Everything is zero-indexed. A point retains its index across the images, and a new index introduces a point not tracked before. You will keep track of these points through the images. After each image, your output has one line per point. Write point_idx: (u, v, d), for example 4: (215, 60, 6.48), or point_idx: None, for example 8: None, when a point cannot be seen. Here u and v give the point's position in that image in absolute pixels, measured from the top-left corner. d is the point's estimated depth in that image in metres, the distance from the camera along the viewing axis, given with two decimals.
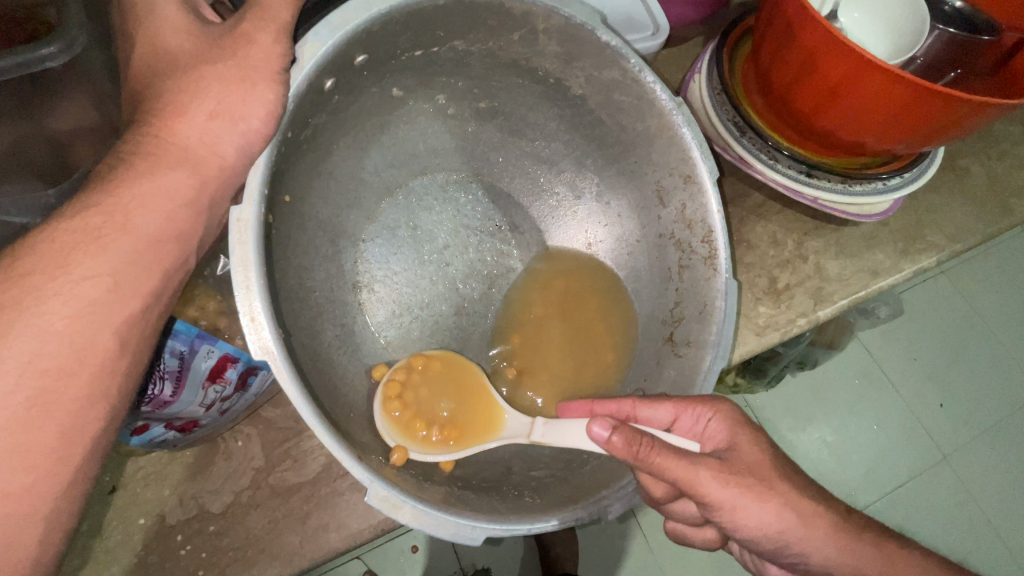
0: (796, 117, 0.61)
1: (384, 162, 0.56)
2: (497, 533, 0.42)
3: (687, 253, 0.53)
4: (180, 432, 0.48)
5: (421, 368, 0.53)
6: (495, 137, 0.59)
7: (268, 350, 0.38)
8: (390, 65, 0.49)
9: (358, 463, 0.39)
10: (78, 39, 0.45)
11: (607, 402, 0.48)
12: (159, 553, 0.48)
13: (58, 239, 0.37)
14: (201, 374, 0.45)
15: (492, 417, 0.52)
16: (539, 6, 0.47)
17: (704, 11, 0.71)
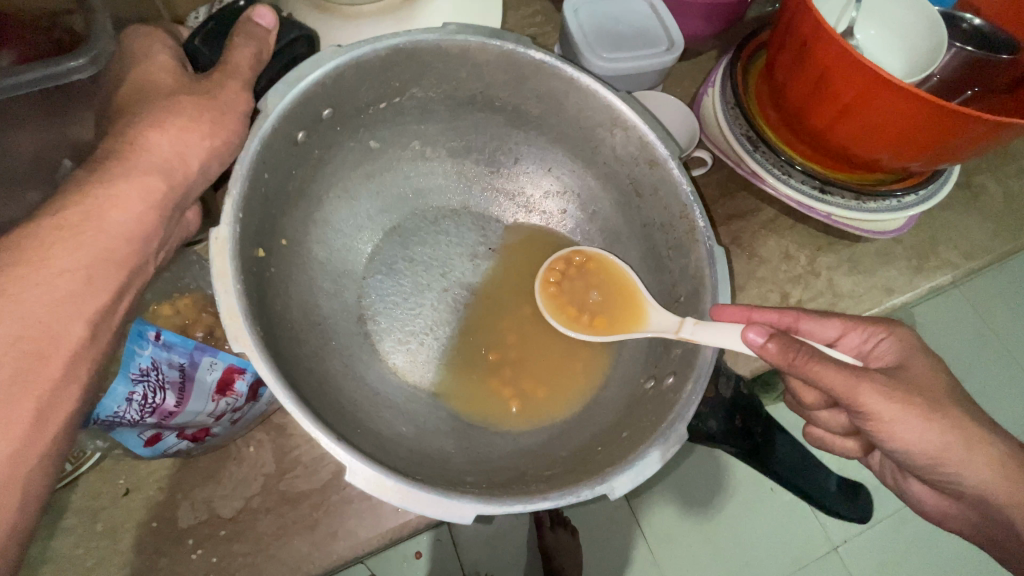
0: (809, 131, 0.61)
1: (376, 207, 0.58)
2: (488, 513, 0.39)
3: (673, 235, 0.52)
4: (192, 441, 0.48)
5: (579, 263, 0.58)
6: (473, 172, 0.61)
7: (244, 342, 0.39)
8: (361, 118, 0.53)
9: (339, 443, 0.39)
10: (105, 50, 0.45)
11: (768, 312, 0.50)
12: (168, 558, 0.48)
13: (57, 236, 0.38)
14: (205, 385, 0.46)
15: (635, 313, 0.54)
16: (472, 41, 0.50)
17: (717, 26, 0.71)
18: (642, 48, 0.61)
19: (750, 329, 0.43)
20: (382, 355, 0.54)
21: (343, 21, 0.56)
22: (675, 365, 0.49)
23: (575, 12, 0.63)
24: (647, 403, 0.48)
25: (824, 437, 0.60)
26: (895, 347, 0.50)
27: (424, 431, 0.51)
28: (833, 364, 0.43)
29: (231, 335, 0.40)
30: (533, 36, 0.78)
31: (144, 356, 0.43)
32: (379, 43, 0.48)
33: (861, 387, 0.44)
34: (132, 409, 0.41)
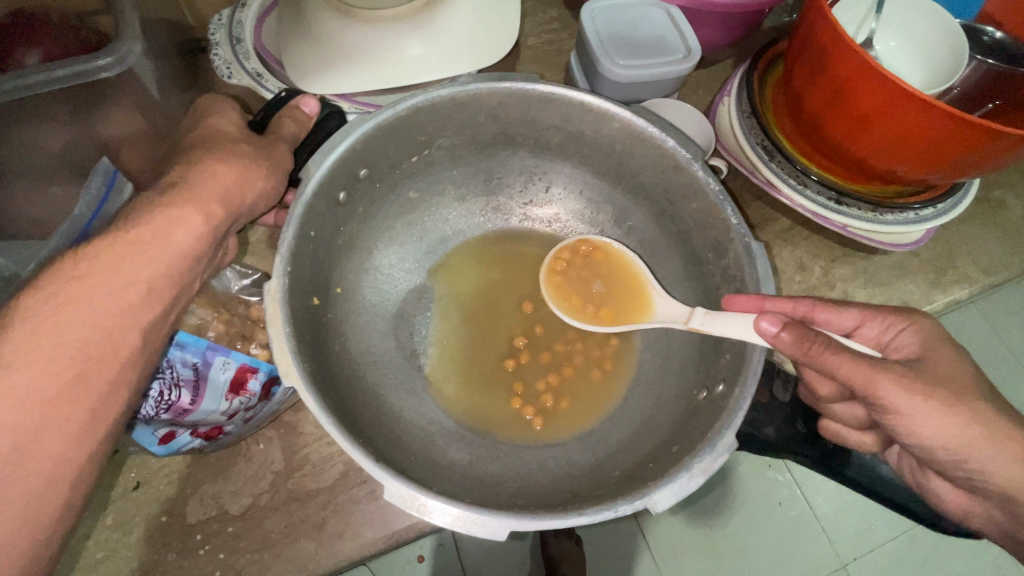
0: (827, 143, 0.61)
1: (420, 252, 0.61)
2: (516, 528, 0.37)
3: (711, 236, 0.51)
4: (205, 440, 0.48)
5: (585, 252, 0.60)
6: (497, 203, 0.64)
7: (292, 374, 0.40)
8: (397, 172, 0.56)
9: (373, 461, 0.37)
10: (133, 50, 0.47)
11: (784, 300, 0.48)
12: (177, 553, 0.49)
13: (111, 245, 0.38)
14: (220, 384, 0.47)
15: (644, 303, 0.57)
16: (485, 89, 0.52)
17: (734, 34, 0.71)
18: (656, 57, 0.61)
19: (762, 318, 0.43)
20: (438, 385, 0.56)
21: (363, 24, 0.56)
22: (724, 375, 0.47)
23: (592, 19, 0.63)
24: (696, 416, 0.46)
25: (839, 429, 0.55)
26: (918, 333, 0.48)
27: (478, 458, 0.51)
28: (846, 356, 0.43)
29: (283, 370, 0.40)
30: (549, 42, 0.78)
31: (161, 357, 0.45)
32: (399, 105, 0.50)
33: (876, 378, 0.43)
34: (148, 406, 0.43)
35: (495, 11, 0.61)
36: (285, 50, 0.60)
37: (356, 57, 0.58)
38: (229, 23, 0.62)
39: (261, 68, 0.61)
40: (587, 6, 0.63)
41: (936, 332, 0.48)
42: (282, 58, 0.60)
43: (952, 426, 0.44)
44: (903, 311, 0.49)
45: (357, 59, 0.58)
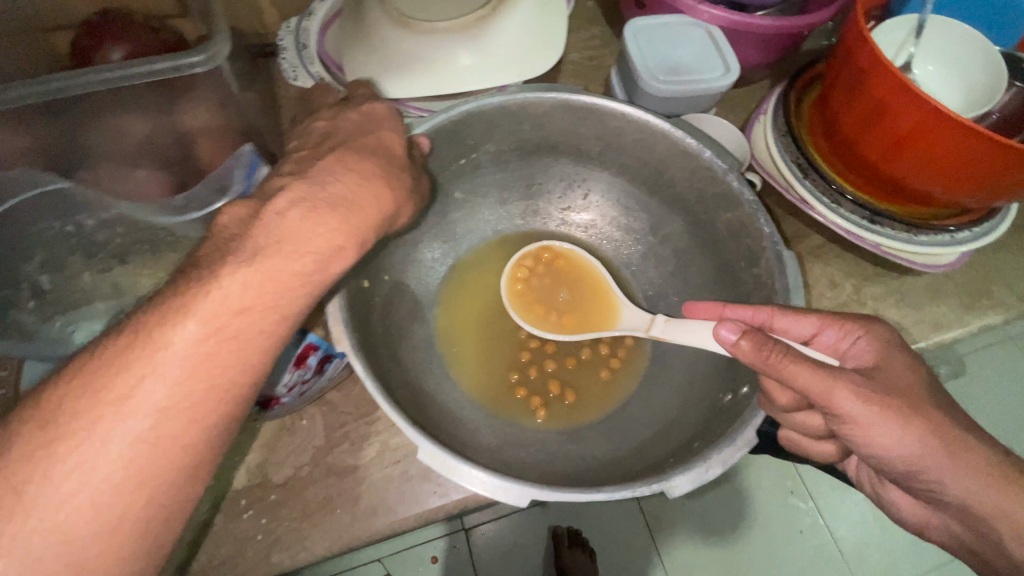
0: (862, 162, 0.62)
1: (459, 249, 0.64)
2: (543, 498, 0.38)
3: (743, 245, 0.53)
4: (262, 406, 0.50)
5: (546, 260, 0.65)
6: (534, 207, 0.67)
7: (341, 342, 0.43)
8: (444, 173, 0.59)
9: (410, 424, 0.40)
10: (222, 51, 0.49)
11: (739, 308, 0.49)
12: (222, 515, 0.52)
13: (273, 271, 0.35)
14: (288, 360, 0.47)
15: (607, 310, 0.62)
16: (531, 97, 0.55)
17: (772, 54, 0.73)
18: (695, 73, 0.63)
19: (721, 326, 0.44)
20: (465, 372, 0.58)
21: (420, 34, 0.60)
22: (752, 376, 0.49)
23: (636, 36, 0.66)
24: (721, 416, 0.48)
25: (799, 440, 0.55)
26: (872, 340, 0.47)
27: (506, 444, 0.53)
28: (802, 364, 0.42)
29: (336, 339, 0.43)
30: (589, 58, 0.82)
31: None
32: (453, 110, 0.54)
33: (833, 386, 0.42)
34: None
35: (543, 26, 0.65)
36: (346, 56, 0.64)
37: (411, 65, 0.62)
38: (297, 30, 0.67)
39: (323, 72, 0.65)
40: (631, 23, 0.66)
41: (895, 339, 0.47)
42: (342, 64, 0.65)
43: (912, 438, 0.43)
44: (859, 318, 0.48)
45: (413, 67, 0.62)
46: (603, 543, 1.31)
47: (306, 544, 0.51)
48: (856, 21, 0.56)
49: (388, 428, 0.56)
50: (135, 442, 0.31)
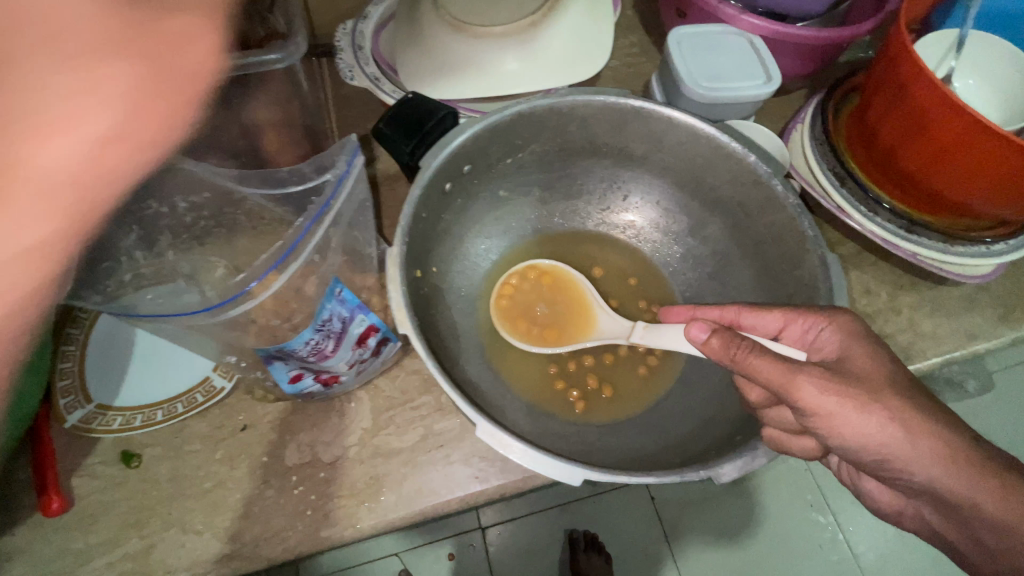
0: (899, 172, 0.63)
1: (502, 245, 0.67)
2: (595, 478, 0.40)
3: (785, 247, 0.55)
4: (322, 385, 0.52)
5: (531, 275, 0.65)
6: (574, 207, 0.69)
7: (406, 325, 0.46)
8: (492, 171, 0.62)
9: (468, 403, 0.42)
10: (299, 49, 0.52)
11: (709, 309, 0.56)
12: (274, 490, 0.54)
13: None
14: (353, 338, 0.49)
15: (589, 317, 0.65)
16: (581, 100, 0.57)
17: (811, 65, 0.74)
18: (739, 81, 0.65)
19: (693, 326, 0.48)
20: (505, 361, 0.61)
21: (473, 39, 0.63)
22: None
23: (679, 43, 0.67)
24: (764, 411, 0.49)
25: (780, 437, 0.47)
26: (833, 331, 0.47)
27: (547, 433, 0.55)
28: (765, 358, 0.44)
29: (398, 321, 0.46)
30: (628, 65, 0.84)
31: (325, 309, 0.45)
32: (505, 111, 0.56)
33: (800, 378, 0.43)
34: (304, 349, 0.45)
35: (590, 34, 0.67)
36: (400, 58, 0.67)
37: (462, 67, 0.64)
38: (353, 32, 0.70)
39: (378, 73, 0.68)
40: (675, 31, 0.67)
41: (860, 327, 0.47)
42: (395, 66, 0.68)
43: (875, 427, 0.43)
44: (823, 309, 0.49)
45: (464, 69, 0.64)
46: (619, 548, 1.32)
47: (353, 521, 0.53)
48: (897, 34, 0.58)
49: (431, 414, 0.58)
50: None
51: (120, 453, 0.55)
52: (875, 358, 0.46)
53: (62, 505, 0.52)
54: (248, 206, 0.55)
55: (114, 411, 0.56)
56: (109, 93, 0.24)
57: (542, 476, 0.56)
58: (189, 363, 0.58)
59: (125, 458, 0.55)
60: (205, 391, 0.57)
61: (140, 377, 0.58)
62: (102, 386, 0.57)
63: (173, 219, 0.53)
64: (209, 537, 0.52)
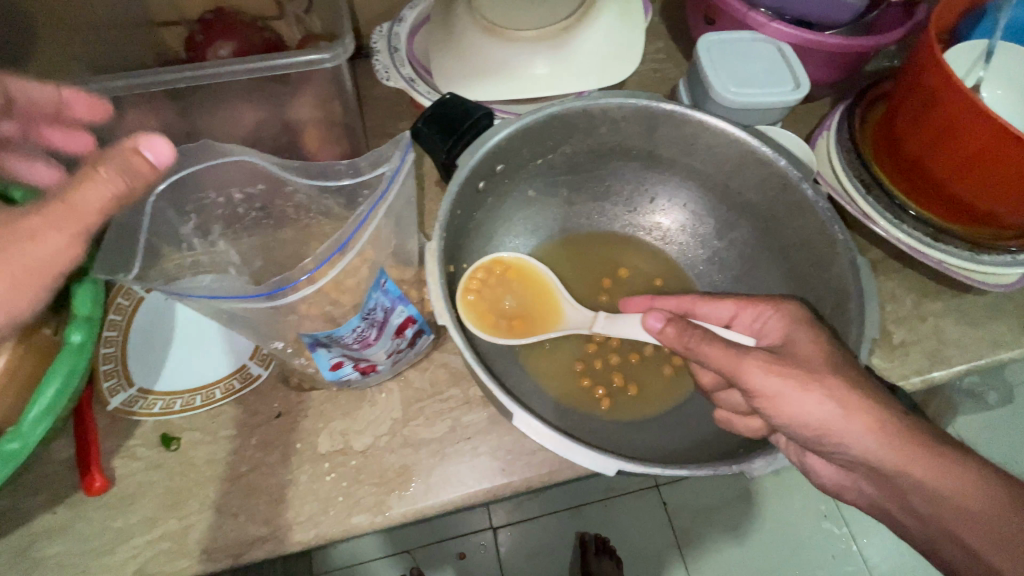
0: (926, 180, 0.63)
1: (530, 243, 0.68)
2: (632, 469, 0.43)
3: (814, 252, 0.56)
4: (360, 373, 0.54)
5: (498, 269, 0.62)
6: (601, 208, 0.70)
7: (445, 318, 0.47)
8: (524, 171, 0.63)
9: (505, 394, 0.44)
10: (349, 48, 0.53)
11: (665, 299, 0.60)
12: (307, 476, 0.56)
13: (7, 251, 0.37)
14: (393, 328, 0.51)
15: (552, 309, 0.63)
16: (613, 103, 0.58)
17: (839, 73, 0.75)
18: (768, 86, 0.65)
19: (649, 317, 0.52)
20: (531, 357, 0.62)
21: (507, 42, 0.64)
22: None
23: (708, 50, 0.67)
24: None
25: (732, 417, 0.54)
26: (778, 318, 0.51)
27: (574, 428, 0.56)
28: (716, 347, 0.47)
29: (437, 312, 0.48)
30: (654, 71, 0.85)
31: (371, 300, 0.47)
32: (540, 112, 0.57)
33: (746, 363, 0.46)
34: (350, 337, 0.47)
35: (623, 37, 0.68)
36: (434, 59, 0.69)
37: (495, 69, 0.65)
38: (388, 34, 0.72)
39: (412, 74, 0.70)
40: (704, 38, 0.67)
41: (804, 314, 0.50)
42: (429, 67, 0.69)
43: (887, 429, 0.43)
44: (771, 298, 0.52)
45: (497, 72, 0.65)
46: (630, 552, 1.32)
47: (383, 508, 0.54)
48: (927, 44, 0.59)
49: (460, 407, 0.60)
50: None
51: (160, 435, 0.57)
52: (818, 342, 0.48)
53: (105, 484, 0.54)
54: (297, 200, 0.58)
55: (154, 395, 0.58)
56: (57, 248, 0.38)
57: (568, 470, 0.57)
58: (229, 348, 0.61)
59: (165, 441, 0.57)
60: (243, 377, 0.60)
61: (181, 360, 0.60)
62: (143, 370, 0.59)
63: (229, 209, 0.58)
64: (244, 519, 0.54)
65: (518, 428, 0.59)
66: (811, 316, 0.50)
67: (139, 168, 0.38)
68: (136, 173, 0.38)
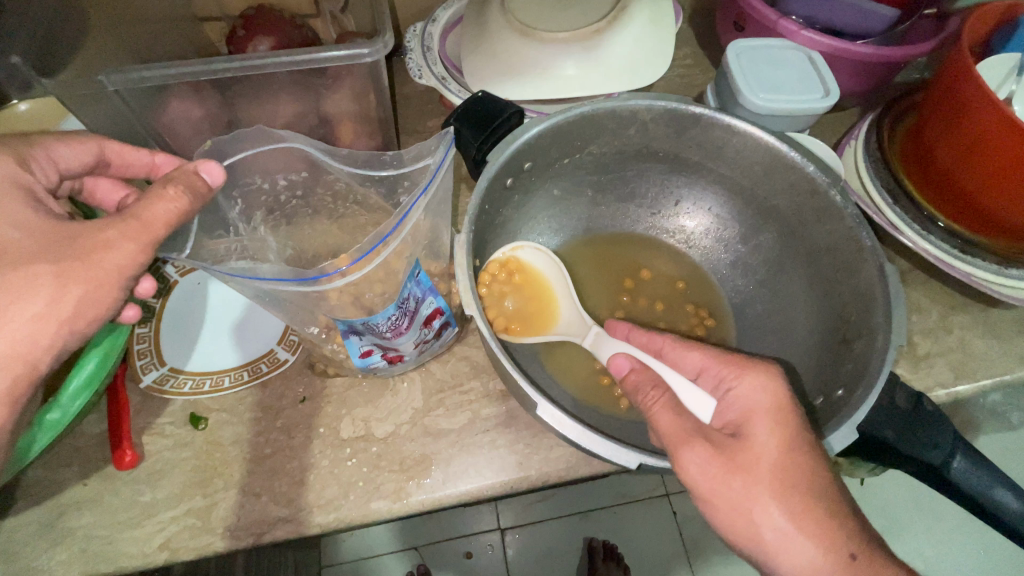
0: (955, 192, 0.62)
1: (555, 240, 0.69)
2: (651, 463, 0.44)
3: (841, 258, 0.56)
4: (387, 362, 0.56)
5: (508, 271, 0.62)
6: (623, 209, 0.70)
7: (472, 308, 0.47)
8: (551, 170, 0.64)
9: (528, 384, 0.45)
10: (389, 42, 0.54)
11: (640, 334, 0.55)
12: (329, 460, 0.57)
13: (78, 253, 0.40)
14: (422, 318, 0.52)
15: (546, 318, 0.63)
16: (642, 105, 0.59)
17: (869, 82, 0.75)
18: (798, 92, 0.65)
19: (616, 359, 0.51)
20: (551, 355, 0.63)
21: (538, 43, 0.65)
22: (844, 380, 0.51)
23: (738, 56, 0.67)
24: (817, 417, 0.51)
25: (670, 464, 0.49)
26: (750, 392, 0.46)
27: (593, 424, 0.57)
28: (669, 411, 0.45)
29: (463, 302, 0.48)
30: (681, 76, 0.86)
31: (408, 290, 0.49)
32: (570, 111, 0.58)
33: (692, 440, 0.43)
34: (385, 326, 0.49)
35: (652, 41, 0.69)
36: (465, 58, 0.70)
37: (527, 69, 0.66)
38: (422, 33, 0.74)
39: (444, 73, 0.71)
40: (734, 43, 0.67)
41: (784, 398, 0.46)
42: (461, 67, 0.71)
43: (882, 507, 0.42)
44: (744, 365, 0.47)
45: (528, 72, 0.66)
46: (637, 561, 1.31)
47: (402, 496, 0.55)
48: (960, 54, 0.58)
49: (479, 400, 0.61)
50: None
51: (189, 414, 0.59)
52: (777, 437, 0.43)
53: (135, 458, 0.56)
54: (337, 188, 0.60)
55: (184, 374, 0.60)
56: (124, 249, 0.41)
57: (586, 467, 0.57)
58: (262, 331, 0.63)
59: (193, 420, 0.58)
60: (270, 362, 0.61)
61: (213, 341, 0.63)
62: (176, 351, 0.62)
63: (272, 196, 0.60)
64: (267, 500, 0.55)
65: (536, 422, 0.59)
66: (784, 401, 0.45)
67: (200, 186, 0.44)
68: (200, 191, 0.44)
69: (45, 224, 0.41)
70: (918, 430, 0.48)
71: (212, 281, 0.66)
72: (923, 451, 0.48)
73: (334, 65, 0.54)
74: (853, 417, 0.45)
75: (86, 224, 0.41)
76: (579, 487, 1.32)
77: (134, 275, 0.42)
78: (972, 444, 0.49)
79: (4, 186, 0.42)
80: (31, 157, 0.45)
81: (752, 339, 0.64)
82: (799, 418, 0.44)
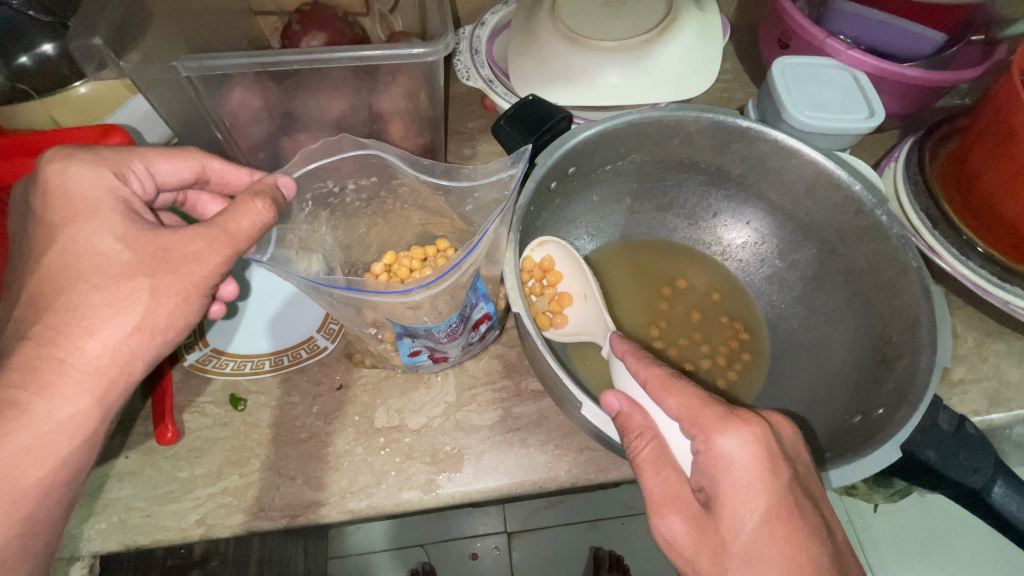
0: (997, 218, 0.62)
1: (590, 245, 0.70)
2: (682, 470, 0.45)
3: (883, 278, 0.56)
4: (432, 361, 0.57)
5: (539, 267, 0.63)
6: (657, 217, 0.71)
7: (520, 313, 0.48)
8: (593, 175, 0.65)
9: (569, 379, 0.46)
10: (451, 44, 0.55)
11: (640, 359, 0.48)
12: (363, 448, 0.58)
13: (166, 263, 0.42)
14: (472, 323, 0.54)
15: (563, 316, 0.63)
16: (690, 116, 0.60)
17: (914, 105, 0.75)
18: (842, 112, 0.65)
19: (607, 397, 0.47)
20: (581, 357, 0.63)
21: (587, 51, 0.66)
22: (883, 399, 0.51)
23: (783, 71, 0.68)
24: (854, 433, 0.50)
25: None
26: (721, 456, 0.41)
27: None
28: (651, 468, 0.45)
29: (511, 300, 0.49)
30: (721, 90, 0.86)
31: (468, 299, 0.51)
32: (618, 119, 0.59)
33: (669, 507, 0.43)
34: (443, 331, 0.51)
35: (699, 54, 0.69)
36: (512, 62, 0.71)
37: (573, 75, 0.67)
38: (470, 37, 0.75)
39: (491, 76, 0.73)
40: (780, 60, 0.68)
41: (761, 464, 0.40)
42: (508, 70, 0.72)
43: None
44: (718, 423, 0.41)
45: (573, 78, 0.67)
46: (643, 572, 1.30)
47: (432, 487, 0.56)
48: (1009, 81, 0.58)
49: (511, 397, 0.61)
50: (68, 404, 0.41)
51: (229, 395, 0.60)
52: (750, 509, 0.40)
53: (175, 435, 0.57)
54: (399, 190, 0.62)
55: (226, 356, 0.63)
56: (209, 261, 0.42)
57: (615, 471, 0.57)
58: (301, 320, 0.65)
59: (233, 401, 0.60)
60: (309, 349, 0.63)
61: (255, 325, 0.65)
62: (220, 334, 0.64)
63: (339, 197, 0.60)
64: (301, 483, 0.56)
65: (567, 423, 0.60)
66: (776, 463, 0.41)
67: (279, 197, 0.47)
68: (279, 201, 0.46)
69: (135, 227, 0.42)
70: (960, 452, 0.48)
71: (257, 267, 0.68)
72: (964, 474, 0.48)
73: (395, 64, 0.56)
74: (896, 435, 0.45)
75: (171, 231, 0.42)
76: (589, 494, 1.31)
77: (213, 283, 0.44)
78: (1012, 471, 0.49)
79: (85, 176, 0.43)
80: (131, 172, 0.46)
81: (787, 354, 0.64)
82: (776, 493, 0.40)
